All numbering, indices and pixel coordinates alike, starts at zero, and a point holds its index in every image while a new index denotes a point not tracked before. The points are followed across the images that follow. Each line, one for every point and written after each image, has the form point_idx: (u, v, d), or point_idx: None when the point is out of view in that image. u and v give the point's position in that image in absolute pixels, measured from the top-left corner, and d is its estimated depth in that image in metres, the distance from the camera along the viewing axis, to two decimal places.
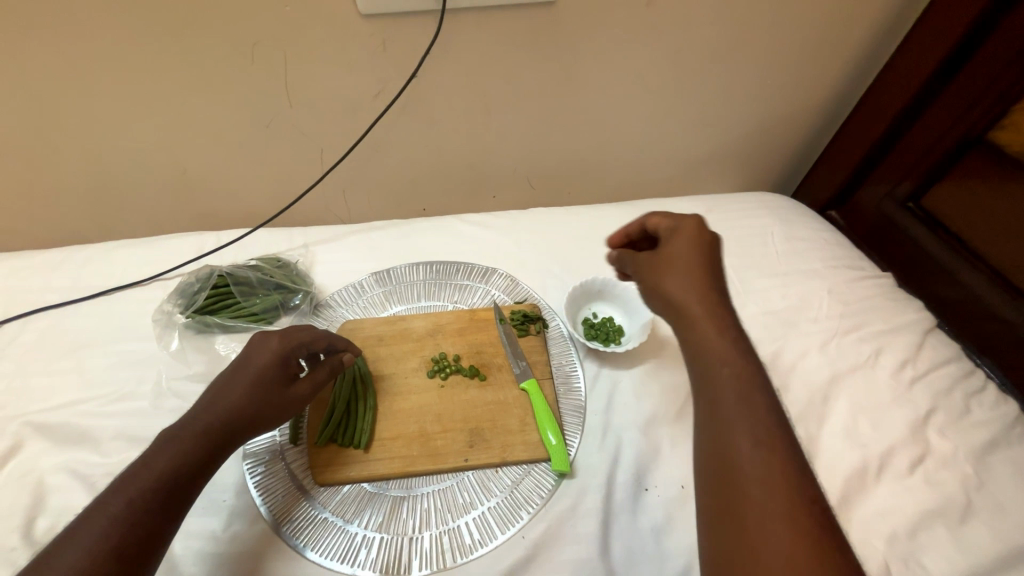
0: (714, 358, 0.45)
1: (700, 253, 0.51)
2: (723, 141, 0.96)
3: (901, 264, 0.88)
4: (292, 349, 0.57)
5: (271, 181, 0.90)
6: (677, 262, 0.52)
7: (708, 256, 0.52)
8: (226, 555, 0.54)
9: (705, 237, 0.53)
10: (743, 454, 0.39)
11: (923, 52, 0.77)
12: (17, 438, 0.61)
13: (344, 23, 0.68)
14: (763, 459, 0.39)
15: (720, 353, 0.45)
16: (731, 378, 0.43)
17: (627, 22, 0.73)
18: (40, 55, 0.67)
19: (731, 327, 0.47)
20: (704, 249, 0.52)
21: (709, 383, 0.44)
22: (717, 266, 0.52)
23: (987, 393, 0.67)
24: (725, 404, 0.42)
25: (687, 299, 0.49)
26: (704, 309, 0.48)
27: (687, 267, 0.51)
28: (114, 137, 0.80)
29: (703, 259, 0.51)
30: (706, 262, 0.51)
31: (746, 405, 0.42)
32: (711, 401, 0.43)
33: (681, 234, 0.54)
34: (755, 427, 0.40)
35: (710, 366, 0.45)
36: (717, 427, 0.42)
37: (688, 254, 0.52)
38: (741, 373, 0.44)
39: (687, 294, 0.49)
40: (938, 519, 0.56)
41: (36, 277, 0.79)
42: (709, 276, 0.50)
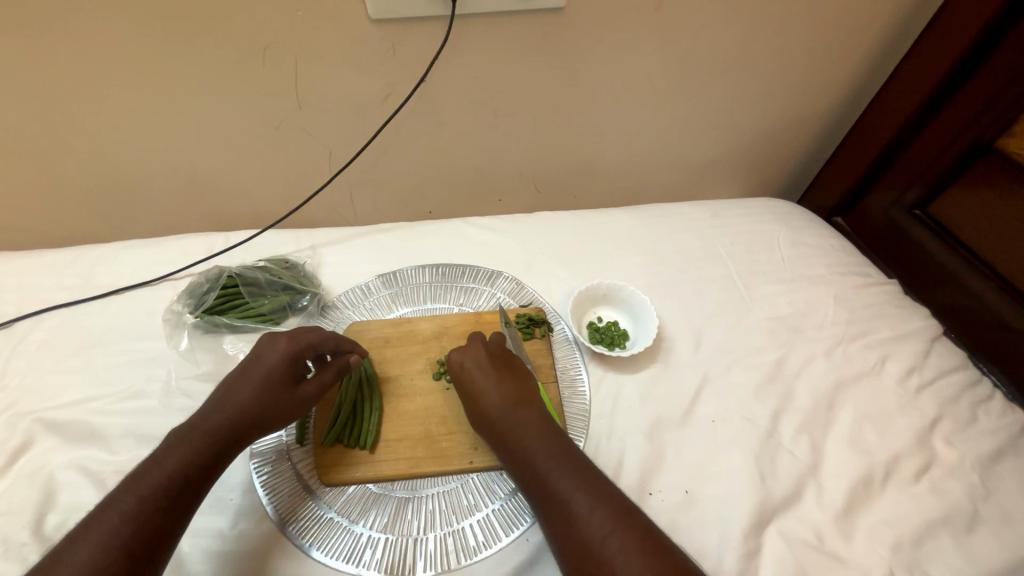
0: (530, 454, 0.52)
1: (487, 366, 0.59)
2: (729, 145, 0.96)
3: (908, 271, 0.88)
4: (300, 351, 0.58)
5: (279, 183, 0.91)
6: (479, 385, 0.58)
7: (494, 372, 0.59)
8: (233, 553, 0.54)
9: (495, 350, 0.62)
10: (585, 525, 0.46)
11: (933, 58, 0.77)
12: (28, 435, 0.61)
13: (354, 28, 0.69)
14: (598, 520, 0.46)
15: (529, 453, 0.52)
16: (554, 462, 0.51)
17: (634, 28, 0.74)
18: (57, 57, 0.69)
19: (529, 421, 0.54)
20: (487, 368, 0.59)
21: (537, 477, 0.50)
22: (518, 377, 0.60)
23: (994, 402, 0.66)
24: (557, 488, 0.49)
25: (496, 419, 0.55)
26: (511, 422, 0.55)
27: (490, 389, 0.57)
28: (126, 138, 0.81)
29: (491, 375, 0.59)
30: (505, 381, 0.58)
31: (574, 488, 0.48)
32: (545, 493, 0.49)
33: (474, 356, 0.61)
34: (584, 497, 0.48)
35: (534, 462, 0.51)
36: (558, 514, 0.48)
37: (479, 375, 0.59)
38: (552, 456, 0.51)
39: (499, 415, 0.55)
40: (944, 528, 0.55)
41: (48, 276, 0.80)
42: (507, 387, 0.58)
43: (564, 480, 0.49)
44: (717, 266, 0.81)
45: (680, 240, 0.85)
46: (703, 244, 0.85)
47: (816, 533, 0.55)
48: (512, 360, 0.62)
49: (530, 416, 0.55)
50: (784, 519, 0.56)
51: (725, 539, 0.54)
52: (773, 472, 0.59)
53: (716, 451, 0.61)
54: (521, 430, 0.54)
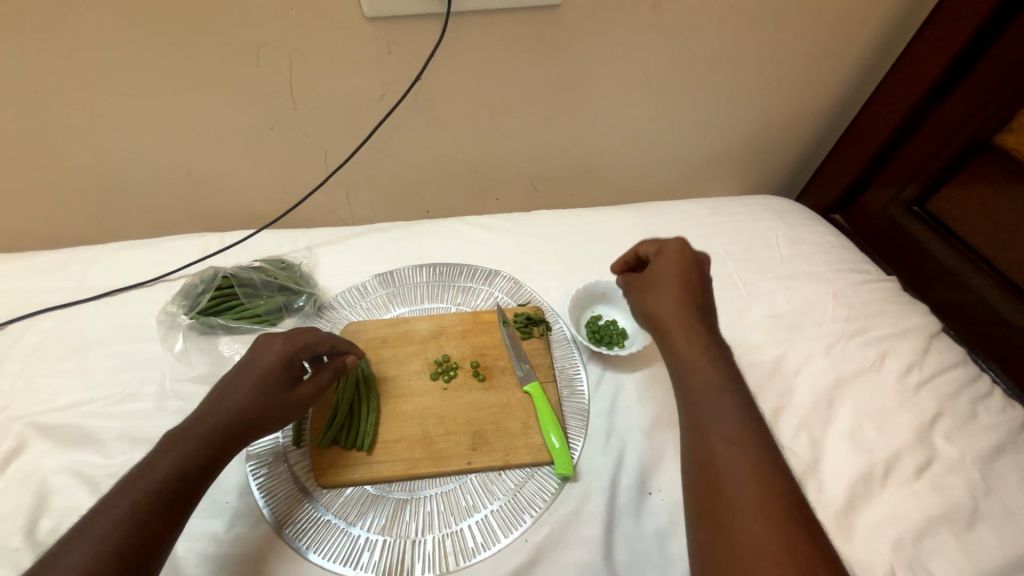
0: (696, 378, 0.49)
1: (682, 273, 0.56)
2: (727, 142, 0.95)
3: (907, 267, 0.88)
4: (296, 352, 0.57)
5: (275, 183, 0.90)
6: (665, 281, 0.56)
7: (689, 276, 0.56)
8: (228, 557, 0.53)
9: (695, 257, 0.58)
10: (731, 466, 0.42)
11: (931, 53, 0.76)
12: (20, 439, 0.61)
13: (349, 26, 0.69)
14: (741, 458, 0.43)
15: (697, 374, 0.49)
16: (719, 396, 0.47)
17: (631, 25, 0.73)
18: (47, 58, 0.68)
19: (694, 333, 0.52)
20: (687, 268, 0.57)
21: (694, 401, 0.48)
22: (703, 289, 0.57)
23: (993, 398, 0.66)
24: (714, 420, 0.45)
25: (666, 319, 0.54)
26: (678, 331, 0.53)
27: (672, 286, 0.56)
28: (119, 139, 0.80)
29: (686, 277, 0.56)
30: (689, 282, 0.56)
31: (729, 425, 0.45)
32: (698, 422, 0.47)
33: (667, 256, 0.58)
34: (732, 423, 0.45)
35: (695, 383, 0.49)
36: (702, 443, 0.45)
37: (669, 272, 0.57)
38: (714, 375, 0.49)
39: (670, 315, 0.54)
40: (945, 525, 0.55)
41: (40, 278, 0.79)
42: (689, 294, 0.55)
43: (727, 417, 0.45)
44: (715, 263, 0.81)
45: (678, 238, 0.85)
46: (701, 241, 0.84)
47: None
48: (700, 273, 0.57)
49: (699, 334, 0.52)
50: None
51: None
52: None
53: None
54: (680, 341, 0.52)
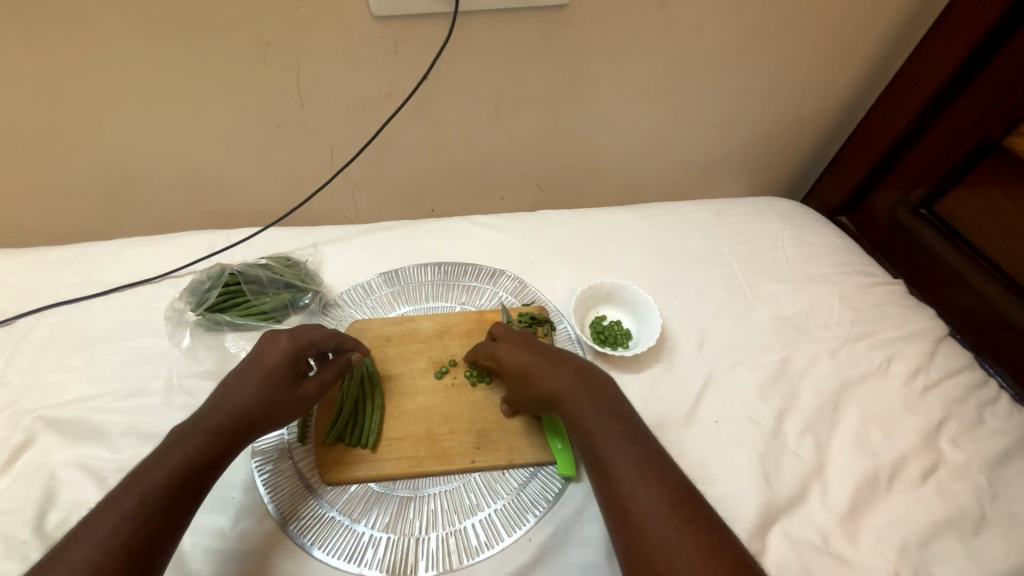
0: (601, 442, 0.50)
1: (529, 356, 0.58)
2: (733, 144, 0.95)
3: (913, 270, 0.87)
4: (302, 349, 0.58)
5: (281, 181, 0.91)
6: (529, 363, 0.57)
7: (541, 353, 0.58)
8: (233, 553, 0.54)
9: (529, 337, 0.62)
10: (658, 517, 0.44)
11: (942, 54, 0.75)
12: (30, 432, 0.61)
13: (357, 25, 0.69)
14: (662, 508, 0.45)
15: (603, 445, 0.50)
16: (626, 449, 0.49)
17: (638, 25, 0.73)
18: (59, 55, 0.69)
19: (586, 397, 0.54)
20: (535, 346, 0.59)
21: (608, 467, 0.49)
22: (562, 360, 0.58)
23: (1001, 403, 0.66)
24: (631, 479, 0.47)
25: (551, 395, 0.55)
26: (570, 402, 0.53)
27: (545, 365, 0.56)
28: (128, 136, 0.81)
29: (537, 355, 0.58)
30: (552, 356, 0.58)
31: (646, 482, 0.47)
32: (616, 485, 0.47)
33: (512, 338, 0.61)
34: (652, 484, 0.46)
35: (600, 447, 0.50)
36: (626, 506, 0.46)
37: (519, 358, 0.58)
38: (620, 441, 0.50)
39: (556, 389, 0.55)
40: (951, 530, 0.55)
41: (49, 273, 0.80)
42: (561, 366, 0.57)
43: (640, 470, 0.47)
44: (720, 265, 0.81)
45: (683, 239, 0.85)
46: (706, 243, 0.84)
47: (821, 534, 0.54)
48: (544, 345, 0.60)
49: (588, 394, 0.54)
50: (788, 520, 0.55)
51: None
52: (777, 472, 0.59)
53: (719, 451, 0.60)
54: (578, 408, 0.53)
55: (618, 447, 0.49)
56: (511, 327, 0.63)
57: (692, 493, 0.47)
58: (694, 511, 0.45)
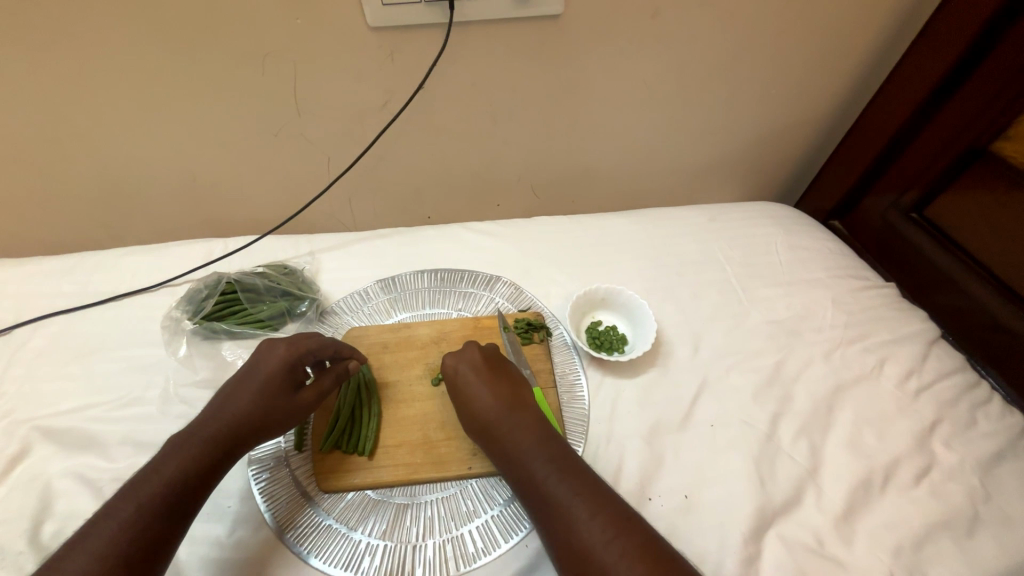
0: (540, 477, 0.50)
1: (478, 379, 0.59)
2: (726, 149, 0.96)
3: (905, 273, 0.89)
4: (298, 358, 0.58)
5: (279, 189, 0.92)
6: (475, 392, 0.58)
7: (490, 378, 0.59)
8: (230, 562, 0.54)
9: (489, 356, 0.63)
10: (596, 550, 0.45)
11: (929, 61, 0.77)
12: (25, 442, 0.61)
13: (352, 36, 0.70)
14: (603, 539, 0.45)
15: (543, 481, 0.50)
16: (563, 483, 0.49)
17: (630, 34, 0.74)
18: (59, 66, 0.69)
19: (522, 429, 0.55)
20: (482, 371, 0.60)
21: (547, 502, 0.49)
22: (510, 383, 0.60)
23: (993, 404, 0.66)
24: (569, 512, 0.47)
25: (494, 428, 0.55)
26: (510, 435, 0.54)
27: (489, 398, 0.57)
28: (126, 145, 0.81)
29: (484, 381, 0.59)
30: (497, 384, 0.59)
31: (586, 516, 0.47)
32: (556, 521, 0.48)
33: (464, 361, 0.61)
34: (593, 517, 0.47)
35: (540, 483, 0.50)
36: (565, 540, 0.46)
37: (468, 383, 0.59)
38: (558, 475, 0.50)
39: (498, 420, 0.55)
40: (944, 531, 0.55)
41: (46, 282, 0.80)
42: (504, 395, 0.58)
43: (578, 503, 0.48)
44: (714, 270, 0.81)
45: (678, 244, 0.86)
46: (701, 248, 0.85)
47: (816, 537, 0.55)
48: (505, 363, 0.63)
49: (521, 428, 0.54)
50: (783, 523, 0.56)
51: (723, 544, 0.54)
52: (772, 475, 0.59)
53: (715, 455, 0.61)
54: (516, 440, 0.54)
55: (554, 482, 0.50)
56: (477, 342, 0.65)
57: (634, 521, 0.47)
58: (636, 542, 0.45)
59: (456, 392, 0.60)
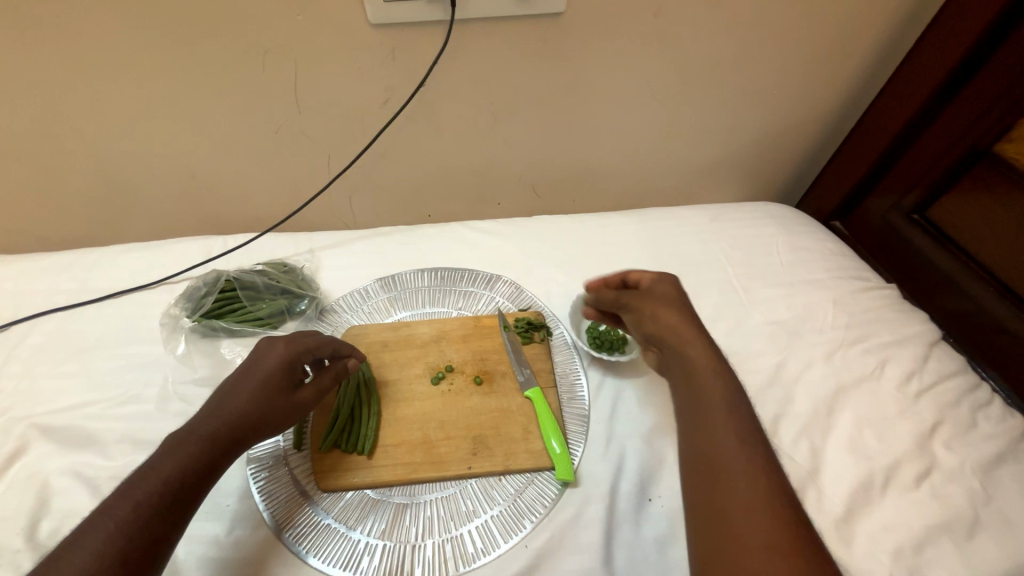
0: (702, 377, 0.48)
1: (675, 295, 0.56)
2: (727, 150, 0.96)
3: (906, 274, 0.88)
4: (298, 356, 0.58)
5: (279, 187, 0.91)
6: (659, 305, 0.56)
7: (681, 299, 0.56)
8: (228, 561, 0.54)
9: (674, 288, 0.57)
10: (733, 461, 0.41)
11: (933, 62, 0.77)
12: (23, 440, 0.61)
13: (353, 32, 0.69)
14: (745, 458, 0.41)
15: (702, 379, 0.48)
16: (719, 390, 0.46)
17: (633, 32, 0.74)
18: (57, 62, 0.69)
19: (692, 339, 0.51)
20: (677, 293, 0.57)
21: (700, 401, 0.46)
22: (694, 311, 0.56)
23: (993, 406, 0.66)
24: (718, 421, 0.44)
25: (662, 334, 0.53)
26: (682, 338, 0.52)
27: (673, 308, 0.55)
28: (125, 142, 0.81)
29: (679, 299, 0.56)
30: (683, 306, 0.55)
31: (724, 418, 0.44)
32: (701, 421, 0.45)
33: (665, 283, 0.58)
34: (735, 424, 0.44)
35: (696, 379, 0.48)
36: (703, 440, 0.44)
37: (664, 295, 0.57)
38: (718, 382, 0.47)
39: (672, 326, 0.53)
40: (944, 533, 0.55)
41: (44, 279, 0.80)
42: (690, 318, 0.54)
43: (732, 419, 0.44)
44: (715, 270, 0.81)
45: (679, 244, 0.85)
46: (703, 248, 0.85)
47: None
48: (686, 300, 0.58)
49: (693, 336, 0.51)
50: None
51: None
52: None
53: None
54: (682, 346, 0.51)
55: (712, 385, 0.47)
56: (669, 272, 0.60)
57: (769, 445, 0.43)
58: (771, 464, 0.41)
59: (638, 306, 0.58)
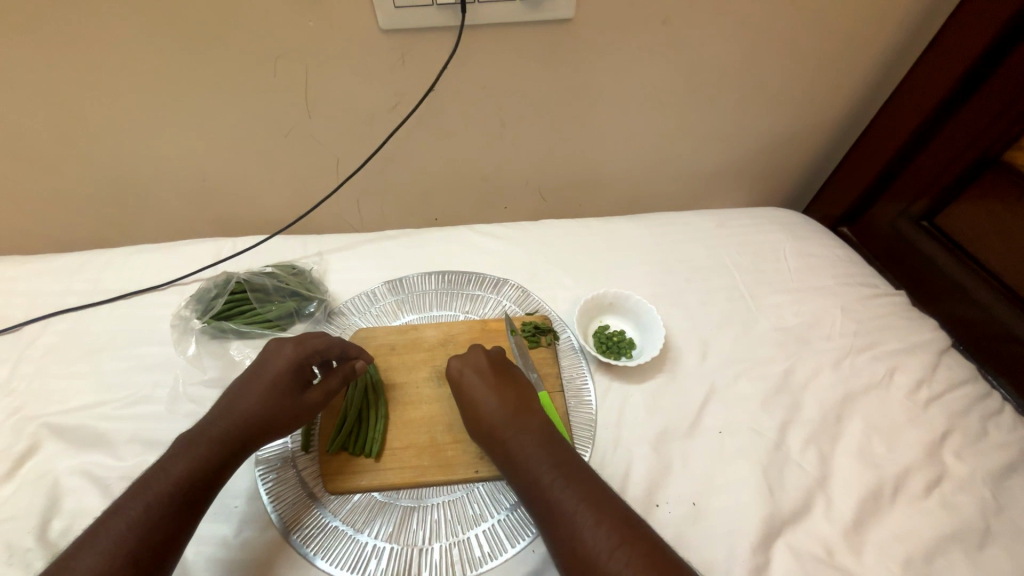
0: (549, 484, 0.50)
1: (486, 381, 0.60)
2: (735, 155, 0.96)
3: (914, 281, 0.88)
4: (306, 357, 0.58)
5: (288, 190, 0.92)
6: (482, 397, 0.58)
7: (494, 382, 0.59)
8: (237, 561, 0.54)
9: (494, 361, 0.63)
10: (600, 558, 0.44)
11: (942, 68, 0.77)
12: (34, 439, 0.62)
13: (363, 39, 0.70)
14: (608, 550, 0.45)
15: (551, 485, 0.50)
16: (568, 488, 0.49)
17: (642, 38, 0.74)
18: (73, 65, 0.70)
19: (528, 437, 0.54)
20: (486, 374, 0.60)
21: (552, 505, 0.49)
22: (509, 383, 0.60)
23: (1004, 415, 0.66)
24: (573, 519, 0.47)
25: (500, 430, 0.56)
26: (514, 440, 0.54)
27: (493, 395, 0.58)
28: (137, 145, 0.82)
29: (489, 385, 0.59)
30: (504, 389, 0.59)
31: (589, 521, 0.47)
32: (560, 528, 0.47)
33: (465, 365, 0.62)
34: (600, 517, 0.47)
35: (546, 489, 0.50)
36: (567, 544, 0.46)
37: (475, 386, 0.59)
38: (566, 478, 0.50)
39: (502, 425, 0.56)
40: (955, 544, 0.55)
41: (56, 281, 0.81)
42: (518, 407, 0.57)
43: (582, 512, 0.47)
44: (723, 276, 0.81)
45: (686, 249, 0.85)
46: (710, 253, 0.84)
47: (825, 548, 0.54)
48: (511, 367, 0.63)
49: (528, 431, 0.55)
50: (792, 533, 0.55)
51: (732, 555, 0.53)
52: (781, 483, 0.59)
53: (723, 462, 0.60)
54: (522, 446, 0.54)
55: (558, 485, 0.50)
56: (482, 347, 0.65)
57: (636, 523, 0.47)
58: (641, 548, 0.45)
59: (459, 391, 0.60)
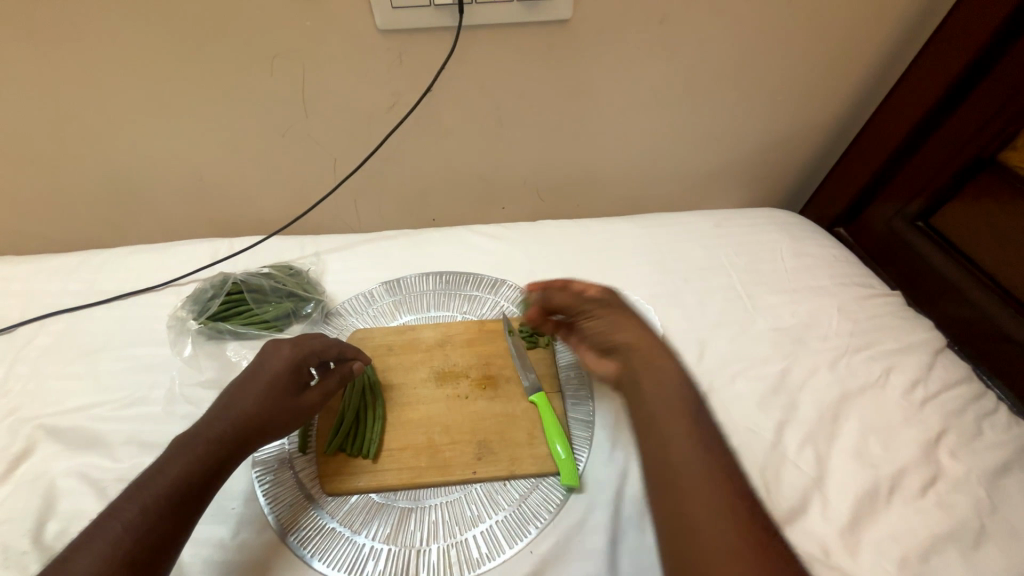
0: (649, 401, 0.50)
1: (606, 310, 0.59)
2: (732, 155, 0.96)
3: (911, 281, 0.88)
4: (304, 358, 0.58)
5: (286, 190, 0.92)
6: (604, 322, 0.59)
7: (615, 314, 0.59)
8: (233, 563, 0.54)
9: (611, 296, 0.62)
10: (688, 472, 0.44)
11: (936, 69, 0.77)
12: (30, 441, 0.61)
13: (361, 39, 0.70)
14: (701, 469, 0.44)
15: (674, 448, 0.46)
16: (679, 410, 0.48)
17: (639, 39, 0.74)
18: (69, 65, 0.70)
19: (635, 359, 0.54)
20: (611, 305, 0.60)
21: (652, 420, 0.49)
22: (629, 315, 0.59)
23: (999, 415, 0.66)
24: (671, 436, 0.47)
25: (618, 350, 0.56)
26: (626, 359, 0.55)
27: (617, 320, 0.58)
28: (133, 145, 0.82)
29: (617, 315, 0.58)
30: (625, 319, 0.58)
31: (687, 438, 0.46)
32: (654, 440, 0.48)
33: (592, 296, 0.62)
34: (701, 438, 0.46)
35: (649, 404, 0.50)
36: (658, 459, 0.47)
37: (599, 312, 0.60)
38: (679, 402, 0.49)
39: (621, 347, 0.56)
40: (951, 543, 0.55)
41: (52, 281, 0.80)
42: (628, 334, 0.56)
43: (682, 432, 0.47)
44: (720, 276, 0.81)
45: (683, 250, 0.85)
46: (707, 254, 0.85)
47: (822, 547, 0.54)
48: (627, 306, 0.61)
49: (640, 354, 0.54)
50: (788, 532, 0.56)
51: None
52: (777, 483, 0.59)
53: None
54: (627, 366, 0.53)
55: (665, 401, 0.49)
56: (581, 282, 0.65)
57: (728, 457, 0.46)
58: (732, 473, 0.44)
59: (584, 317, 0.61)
